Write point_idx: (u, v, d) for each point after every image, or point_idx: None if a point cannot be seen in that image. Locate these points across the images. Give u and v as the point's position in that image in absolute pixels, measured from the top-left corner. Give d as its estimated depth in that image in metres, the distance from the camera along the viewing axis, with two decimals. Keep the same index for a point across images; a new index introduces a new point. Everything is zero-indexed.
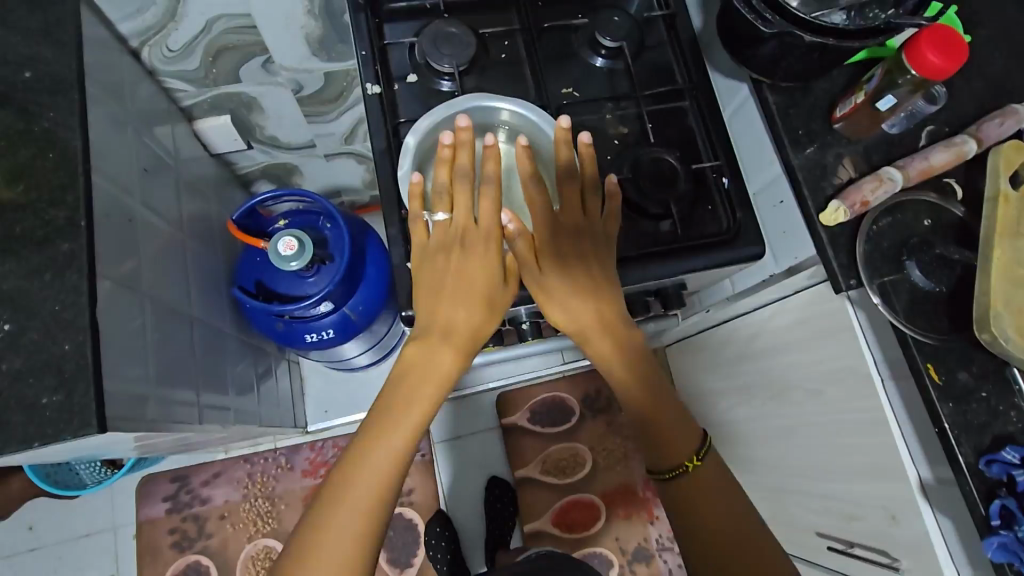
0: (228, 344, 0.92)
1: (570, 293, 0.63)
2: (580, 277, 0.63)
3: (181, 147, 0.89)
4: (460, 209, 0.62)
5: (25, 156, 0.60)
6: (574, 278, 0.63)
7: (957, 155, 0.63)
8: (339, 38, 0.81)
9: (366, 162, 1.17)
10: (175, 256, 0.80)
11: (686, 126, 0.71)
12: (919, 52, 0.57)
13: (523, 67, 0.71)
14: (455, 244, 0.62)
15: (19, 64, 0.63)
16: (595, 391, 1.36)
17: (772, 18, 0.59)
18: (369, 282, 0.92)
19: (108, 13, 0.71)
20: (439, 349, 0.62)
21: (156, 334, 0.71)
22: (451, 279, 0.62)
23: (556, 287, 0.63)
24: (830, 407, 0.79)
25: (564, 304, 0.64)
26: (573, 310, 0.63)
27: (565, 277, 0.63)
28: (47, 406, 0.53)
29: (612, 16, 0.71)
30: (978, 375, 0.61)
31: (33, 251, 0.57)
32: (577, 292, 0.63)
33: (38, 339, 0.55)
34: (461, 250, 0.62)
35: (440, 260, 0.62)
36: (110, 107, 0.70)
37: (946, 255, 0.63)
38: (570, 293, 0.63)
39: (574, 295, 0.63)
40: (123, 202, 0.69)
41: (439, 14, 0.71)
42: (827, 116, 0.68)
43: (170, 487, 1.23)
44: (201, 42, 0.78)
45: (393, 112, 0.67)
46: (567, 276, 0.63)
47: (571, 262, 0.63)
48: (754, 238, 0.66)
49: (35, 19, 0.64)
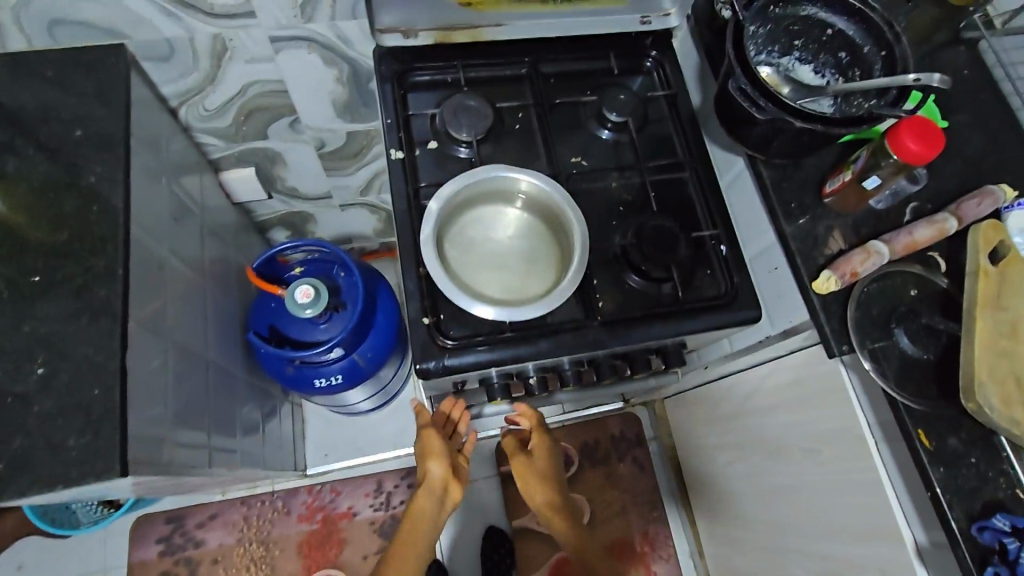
0: (238, 387, 0.94)
1: (537, 484, 0.87)
2: (544, 472, 0.88)
3: (207, 195, 0.94)
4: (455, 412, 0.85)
5: (69, 207, 0.64)
6: (542, 473, 0.88)
7: (938, 232, 0.67)
8: (363, 103, 0.88)
9: (379, 212, 1.23)
10: (196, 300, 0.83)
11: (686, 196, 0.76)
12: (898, 137, 0.63)
13: (535, 136, 0.76)
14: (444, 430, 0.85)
15: (71, 123, 0.68)
16: (594, 441, 1.39)
17: (763, 105, 0.64)
18: (379, 330, 0.96)
19: (154, 76, 0.76)
20: (437, 507, 0.84)
21: (174, 378, 0.73)
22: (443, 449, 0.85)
23: (532, 482, 0.87)
24: (826, 467, 0.81)
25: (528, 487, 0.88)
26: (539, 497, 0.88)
27: (536, 472, 0.87)
28: (72, 448, 0.54)
29: (619, 94, 0.78)
30: (967, 441, 0.63)
31: (71, 297, 0.60)
32: (541, 484, 0.87)
33: (69, 381, 0.57)
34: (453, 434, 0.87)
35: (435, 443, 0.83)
36: (148, 161, 0.74)
37: (932, 324, 0.67)
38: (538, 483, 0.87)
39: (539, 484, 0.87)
40: (154, 250, 0.72)
41: (459, 87, 0.78)
42: (818, 190, 0.73)
43: (164, 528, 1.22)
44: (236, 103, 0.84)
45: (414, 175, 0.72)
46: (535, 472, 0.87)
47: (542, 462, 0.88)
48: (749, 302, 0.70)
49: (90, 81, 0.69)
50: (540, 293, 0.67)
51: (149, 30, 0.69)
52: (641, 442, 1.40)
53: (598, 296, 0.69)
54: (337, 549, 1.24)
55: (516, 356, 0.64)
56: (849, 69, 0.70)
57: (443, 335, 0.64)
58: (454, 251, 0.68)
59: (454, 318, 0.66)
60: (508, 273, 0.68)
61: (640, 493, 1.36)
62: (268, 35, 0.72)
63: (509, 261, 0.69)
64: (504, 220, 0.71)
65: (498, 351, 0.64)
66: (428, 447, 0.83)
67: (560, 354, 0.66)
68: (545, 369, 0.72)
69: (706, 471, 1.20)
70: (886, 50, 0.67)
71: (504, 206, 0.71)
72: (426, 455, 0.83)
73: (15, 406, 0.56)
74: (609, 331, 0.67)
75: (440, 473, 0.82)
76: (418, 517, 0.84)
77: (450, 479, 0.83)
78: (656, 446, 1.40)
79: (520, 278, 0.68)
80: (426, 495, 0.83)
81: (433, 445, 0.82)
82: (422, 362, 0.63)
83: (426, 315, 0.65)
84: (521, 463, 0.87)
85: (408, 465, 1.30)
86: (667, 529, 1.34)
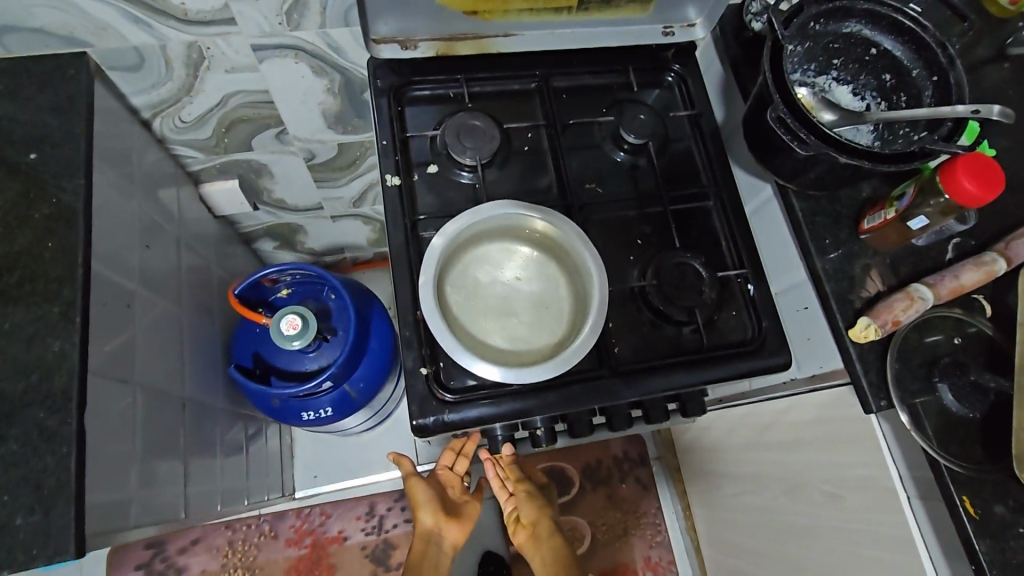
0: (218, 417, 0.88)
1: (541, 520, 0.81)
2: (542, 500, 0.83)
3: (185, 210, 0.86)
4: (456, 465, 0.80)
5: (23, 243, 0.57)
6: (539, 499, 0.82)
7: (987, 275, 0.61)
8: (356, 113, 0.81)
9: (373, 223, 1.15)
10: (170, 331, 0.76)
11: (710, 227, 0.70)
12: (953, 176, 0.56)
13: (545, 157, 0.70)
14: (446, 482, 0.81)
15: (25, 144, 0.60)
16: (596, 461, 1.34)
17: (805, 137, 0.57)
18: (372, 359, 0.88)
19: (122, 87, 0.68)
20: (437, 553, 0.78)
21: (143, 425, 0.66)
22: (447, 495, 0.81)
23: (535, 516, 0.81)
24: (850, 515, 0.75)
25: (530, 513, 0.81)
26: (543, 537, 0.80)
27: (534, 501, 0.81)
28: (20, 527, 0.49)
29: (637, 114, 0.71)
30: (1016, 509, 0.57)
31: (21, 350, 0.53)
32: (541, 512, 0.81)
33: (17, 450, 0.50)
34: (458, 484, 0.81)
35: (435, 486, 0.80)
36: (114, 182, 0.67)
37: (980, 381, 0.60)
38: (535, 511, 0.81)
39: (538, 512, 0.81)
40: (121, 283, 0.65)
41: (462, 102, 0.71)
42: (854, 225, 0.67)
43: (144, 554, 1.16)
44: (216, 114, 0.76)
45: (412, 205, 0.65)
46: (538, 510, 0.81)
47: (534, 488, 0.83)
48: (779, 348, 0.64)
49: (45, 97, 0.62)
50: (549, 343, 0.61)
51: (115, 37, 0.61)
52: (644, 462, 1.35)
53: (613, 341, 0.63)
54: None
55: (522, 410, 0.58)
56: (894, 93, 0.63)
57: (442, 388, 0.59)
58: (456, 295, 0.62)
59: (455, 366, 0.60)
60: (515, 320, 0.62)
61: (643, 516, 1.31)
62: (249, 43, 0.64)
63: (517, 305, 0.63)
64: (512, 259, 0.64)
65: (503, 405, 0.58)
66: (414, 495, 0.79)
67: (571, 406, 0.59)
68: (554, 420, 0.66)
69: (714, 499, 1.14)
70: (938, 76, 0.61)
71: (513, 242, 0.65)
72: (415, 503, 0.79)
73: None
74: (625, 382, 0.61)
75: (434, 519, 0.79)
76: (418, 568, 0.76)
77: (445, 522, 0.79)
78: (659, 467, 1.35)
79: (528, 325, 0.62)
80: (423, 544, 0.78)
81: (419, 491, 0.79)
82: (419, 418, 0.57)
83: (424, 365, 0.59)
84: (522, 497, 0.81)
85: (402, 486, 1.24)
86: (670, 554, 1.29)
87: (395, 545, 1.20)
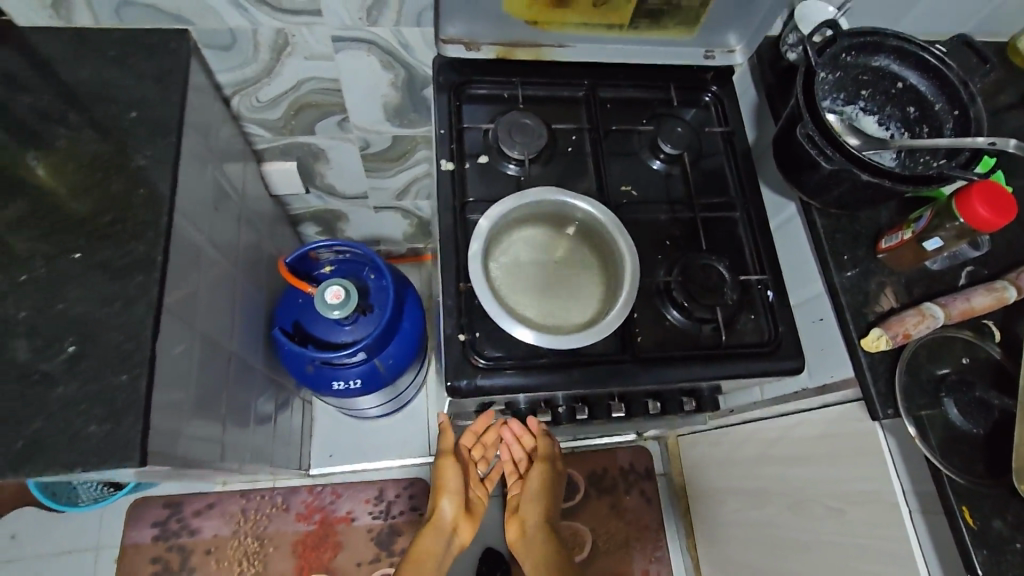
0: (254, 379, 0.93)
1: (538, 519, 0.86)
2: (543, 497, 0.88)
3: (248, 184, 0.93)
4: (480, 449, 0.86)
5: (116, 189, 0.64)
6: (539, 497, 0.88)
7: (998, 300, 0.64)
8: (414, 108, 0.88)
9: (411, 217, 1.22)
10: (226, 289, 0.82)
11: (735, 236, 0.75)
12: (969, 201, 0.60)
13: (587, 160, 0.76)
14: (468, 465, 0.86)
15: (129, 105, 0.68)
16: (602, 470, 1.36)
17: (831, 154, 0.62)
18: (403, 336, 0.94)
19: (212, 64, 0.76)
20: (445, 543, 0.83)
21: (197, 368, 0.72)
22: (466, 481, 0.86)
23: (531, 513, 0.87)
24: (851, 529, 0.77)
25: (525, 509, 0.87)
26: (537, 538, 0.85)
27: (532, 496, 0.87)
28: (92, 435, 0.54)
29: (675, 127, 0.77)
30: (1014, 525, 0.59)
31: (108, 281, 0.60)
32: (536, 509, 0.87)
33: (96, 366, 0.56)
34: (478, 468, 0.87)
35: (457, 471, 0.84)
36: (197, 148, 0.74)
37: (985, 398, 0.64)
38: (531, 507, 0.87)
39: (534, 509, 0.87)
40: (193, 237, 0.72)
41: (514, 103, 0.78)
42: (873, 244, 0.71)
43: (162, 512, 1.21)
44: (288, 98, 0.84)
45: (462, 190, 0.71)
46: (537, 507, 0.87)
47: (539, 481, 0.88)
48: (792, 352, 0.68)
49: (150, 66, 0.70)
50: (579, 321, 0.66)
51: (215, 18, 0.69)
52: (650, 476, 1.36)
53: (637, 330, 0.68)
54: (331, 553, 1.21)
55: (547, 383, 0.63)
56: (917, 124, 0.69)
57: (476, 354, 0.63)
58: (497, 270, 0.67)
59: (489, 337, 0.65)
60: (549, 297, 0.67)
61: (644, 530, 1.32)
62: (331, 34, 0.72)
63: (552, 284, 0.68)
64: (551, 243, 0.70)
65: (531, 377, 0.63)
66: (442, 478, 0.84)
67: (592, 385, 0.64)
68: (575, 401, 0.70)
69: (716, 515, 1.16)
70: (959, 110, 0.65)
71: (553, 230, 0.70)
72: (440, 487, 0.84)
73: (42, 385, 0.56)
74: (644, 367, 0.65)
75: (450, 507, 0.84)
76: (424, 559, 0.81)
77: (458, 513, 0.84)
78: (664, 482, 1.36)
79: (560, 302, 0.67)
80: (433, 532, 0.82)
81: (446, 475, 0.84)
82: (453, 380, 0.62)
83: (462, 332, 0.64)
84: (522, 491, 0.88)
85: (412, 475, 1.28)
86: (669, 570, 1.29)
87: (400, 532, 1.23)
